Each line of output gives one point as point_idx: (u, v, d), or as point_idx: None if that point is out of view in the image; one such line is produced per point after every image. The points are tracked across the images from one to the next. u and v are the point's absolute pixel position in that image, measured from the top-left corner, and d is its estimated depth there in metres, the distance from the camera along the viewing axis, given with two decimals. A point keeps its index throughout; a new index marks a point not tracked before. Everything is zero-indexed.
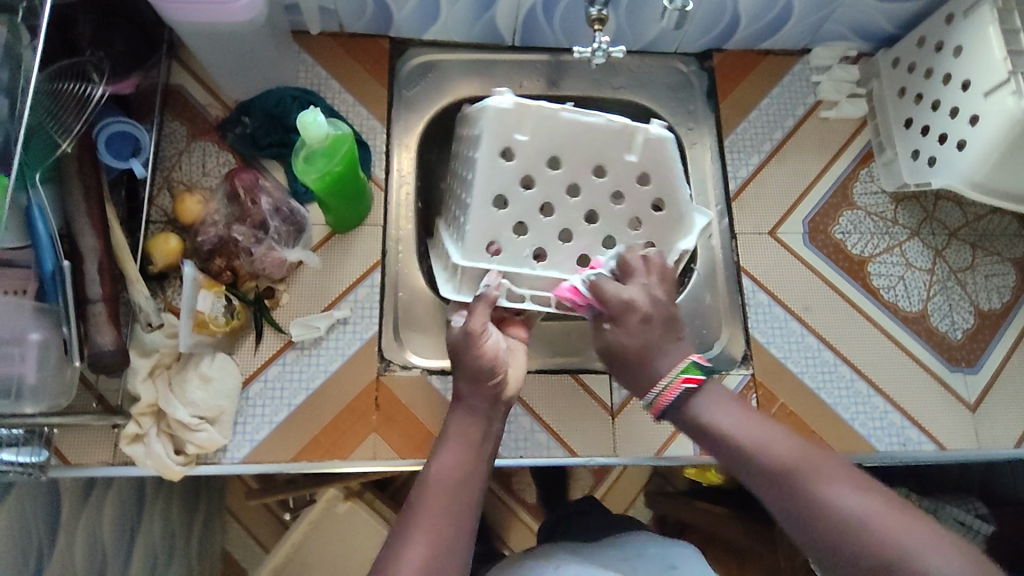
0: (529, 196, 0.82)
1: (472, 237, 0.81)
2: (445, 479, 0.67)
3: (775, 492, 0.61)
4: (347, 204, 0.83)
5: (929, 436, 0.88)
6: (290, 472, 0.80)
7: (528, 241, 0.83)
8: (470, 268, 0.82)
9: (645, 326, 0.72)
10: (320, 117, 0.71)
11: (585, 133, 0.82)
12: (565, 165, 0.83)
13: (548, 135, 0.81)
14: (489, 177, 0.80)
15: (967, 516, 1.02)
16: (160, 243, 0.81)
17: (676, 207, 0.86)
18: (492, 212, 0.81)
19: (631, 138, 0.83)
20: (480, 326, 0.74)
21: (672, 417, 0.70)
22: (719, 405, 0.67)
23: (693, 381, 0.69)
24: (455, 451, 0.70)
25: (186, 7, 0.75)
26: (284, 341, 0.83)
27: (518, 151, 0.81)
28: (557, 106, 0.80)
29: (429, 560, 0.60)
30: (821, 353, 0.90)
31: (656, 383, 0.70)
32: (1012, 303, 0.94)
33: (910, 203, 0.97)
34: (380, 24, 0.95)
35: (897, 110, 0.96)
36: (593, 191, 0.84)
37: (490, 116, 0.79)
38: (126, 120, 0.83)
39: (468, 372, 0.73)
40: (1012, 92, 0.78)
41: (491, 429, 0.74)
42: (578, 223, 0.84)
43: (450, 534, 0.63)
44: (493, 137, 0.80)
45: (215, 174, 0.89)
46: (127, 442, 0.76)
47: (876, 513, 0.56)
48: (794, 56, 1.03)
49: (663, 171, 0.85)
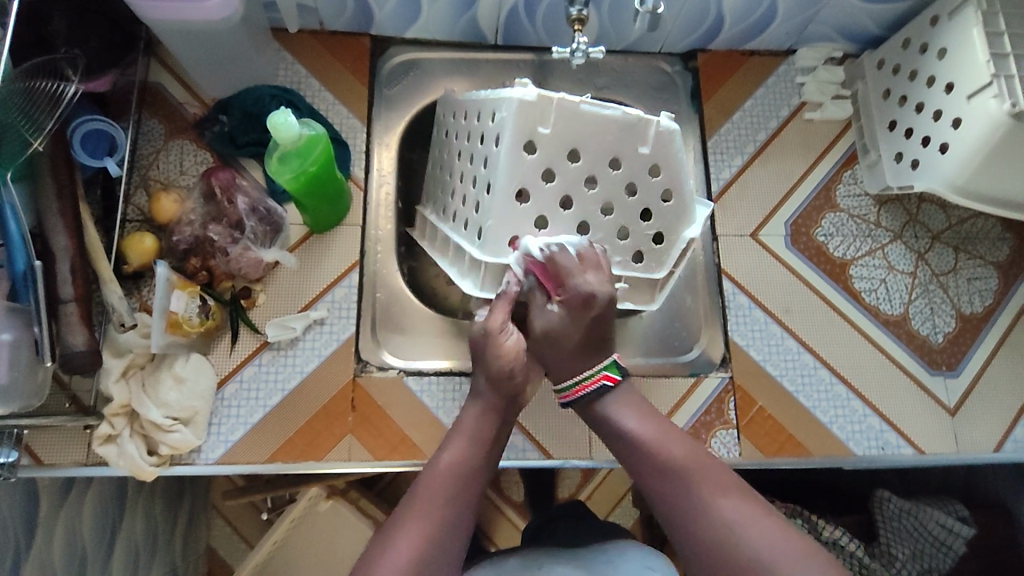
0: (549, 191, 0.76)
1: (491, 235, 0.76)
2: (449, 475, 0.67)
3: (661, 486, 0.68)
4: (325, 203, 0.82)
5: (908, 440, 0.88)
6: (265, 472, 0.80)
7: (546, 237, 0.78)
8: (492, 263, 0.78)
9: (593, 323, 0.76)
10: (292, 117, 0.70)
11: (605, 124, 0.75)
12: (584, 158, 0.76)
13: (568, 127, 0.74)
14: (508, 173, 0.74)
15: (950, 520, 1.01)
16: (134, 243, 0.81)
17: (684, 198, 0.81)
18: (512, 208, 0.76)
19: (645, 129, 0.76)
20: (500, 324, 0.74)
21: (579, 407, 0.77)
22: (625, 404, 0.74)
23: (612, 378, 0.75)
24: (462, 447, 0.69)
25: (159, 4, 0.75)
26: (260, 342, 0.83)
27: (539, 145, 0.74)
28: (577, 97, 0.73)
29: (422, 554, 0.60)
30: (801, 356, 0.90)
31: (578, 373, 0.76)
32: (994, 306, 0.94)
33: (893, 205, 0.97)
34: (360, 23, 0.94)
35: (881, 112, 0.95)
36: (609, 184, 0.78)
37: (512, 108, 0.72)
38: (101, 119, 0.82)
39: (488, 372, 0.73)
40: (994, 96, 0.77)
41: (500, 430, 0.73)
42: (595, 216, 0.79)
43: (447, 529, 0.63)
44: (514, 131, 0.73)
45: (192, 173, 0.89)
46: (100, 442, 0.76)
47: (747, 519, 0.63)
48: (779, 57, 1.02)
49: (674, 163, 0.78)
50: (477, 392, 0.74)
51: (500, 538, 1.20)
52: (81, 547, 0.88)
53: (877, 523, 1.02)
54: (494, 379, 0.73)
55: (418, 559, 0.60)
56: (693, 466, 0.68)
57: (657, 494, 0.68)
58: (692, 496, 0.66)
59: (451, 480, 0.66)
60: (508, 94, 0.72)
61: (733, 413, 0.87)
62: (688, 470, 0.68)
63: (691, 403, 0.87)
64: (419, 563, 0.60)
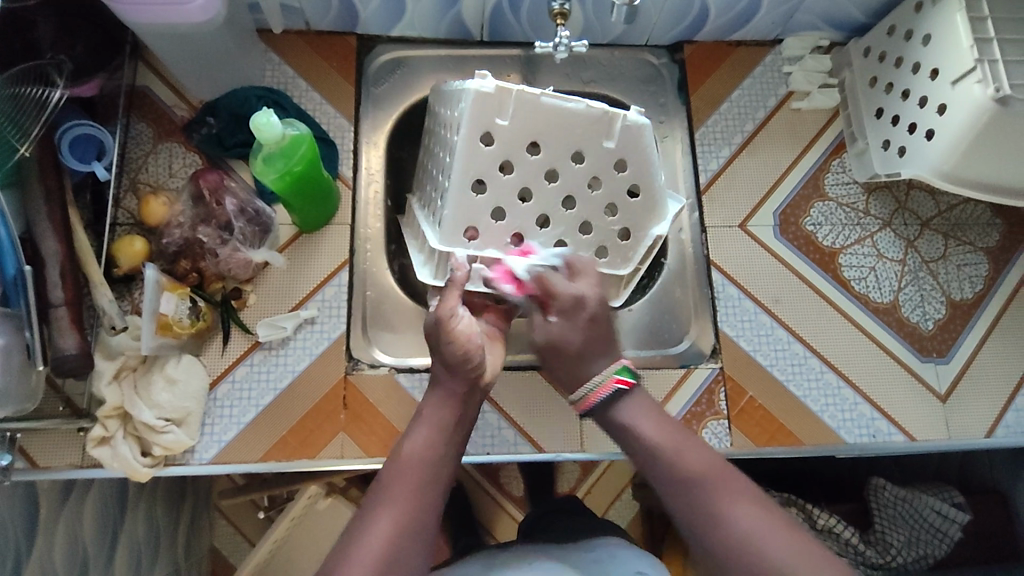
0: (507, 181, 0.79)
1: (449, 222, 0.80)
2: (415, 459, 0.66)
3: (679, 496, 0.63)
4: (312, 203, 0.83)
5: (899, 428, 0.88)
6: (258, 471, 0.80)
7: (504, 228, 0.81)
8: (447, 252, 0.81)
9: (591, 326, 0.72)
10: (274, 118, 0.71)
11: (566, 118, 0.77)
12: (545, 151, 0.79)
13: (527, 120, 0.77)
14: (465, 163, 0.77)
15: (947, 507, 1.01)
16: (125, 246, 0.82)
17: (652, 193, 0.83)
18: (470, 197, 0.79)
19: (610, 124, 0.78)
20: (451, 310, 0.70)
21: (596, 416, 0.71)
22: (640, 409, 0.69)
23: (625, 382, 0.69)
24: (428, 434, 0.68)
25: (141, 8, 0.75)
26: (251, 342, 0.84)
27: (498, 137, 0.77)
28: (538, 91, 0.76)
29: (391, 544, 0.60)
30: (791, 345, 0.90)
31: (583, 386, 0.71)
32: (985, 292, 0.94)
33: (882, 192, 0.97)
34: (346, 22, 0.94)
35: (868, 99, 0.95)
36: (571, 177, 0.81)
37: (471, 101, 0.74)
38: (89, 123, 0.83)
39: (446, 360, 0.70)
40: (978, 81, 0.77)
41: (464, 416, 0.72)
42: (557, 209, 0.82)
43: (416, 519, 0.63)
44: (472, 123, 0.76)
45: (181, 176, 0.89)
46: (94, 445, 0.76)
47: (770, 535, 0.59)
48: (766, 47, 1.02)
49: (640, 157, 0.81)
50: (439, 379, 0.72)
51: (501, 532, 1.20)
52: (83, 548, 0.88)
53: (872, 510, 1.02)
54: (453, 364, 0.69)
55: (388, 550, 0.60)
56: (708, 473, 0.63)
57: (673, 501, 0.64)
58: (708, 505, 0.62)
59: (419, 465, 0.65)
60: (468, 86, 0.75)
61: (723, 404, 0.88)
62: (702, 477, 0.63)
63: (681, 396, 0.88)
64: (390, 553, 0.60)
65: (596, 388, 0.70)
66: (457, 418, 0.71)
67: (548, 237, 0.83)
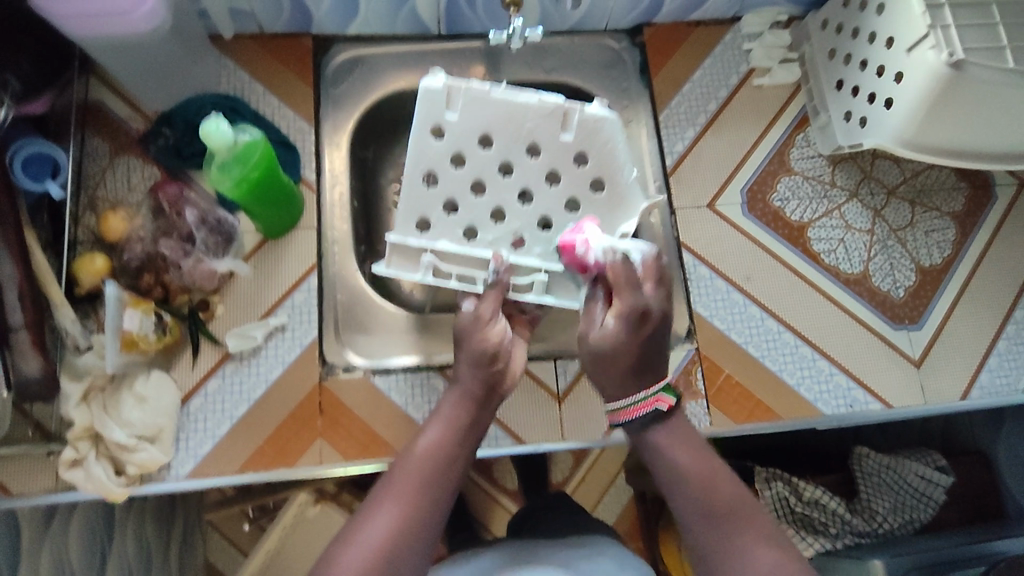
0: (459, 174, 0.80)
1: (400, 214, 0.80)
2: (427, 456, 0.67)
3: (708, 529, 0.65)
4: (274, 208, 0.81)
5: (875, 396, 0.89)
6: (237, 483, 0.80)
7: (458, 220, 0.81)
8: (401, 243, 0.81)
9: (648, 337, 0.70)
10: (224, 124, 0.69)
11: (517, 111, 0.78)
12: (498, 144, 0.80)
13: (476, 113, 0.78)
14: (417, 155, 0.78)
15: (929, 471, 1.02)
16: (85, 265, 0.80)
17: (616, 188, 0.82)
18: (421, 190, 0.80)
19: (566, 117, 0.78)
20: (490, 312, 0.74)
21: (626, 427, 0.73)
22: (675, 438, 0.70)
23: (667, 403, 0.71)
24: (440, 433, 0.69)
25: (83, 21, 0.73)
26: (221, 354, 0.83)
27: (448, 130, 0.78)
28: (488, 86, 0.76)
29: (394, 533, 0.60)
30: (764, 321, 0.90)
31: (633, 394, 0.72)
32: (953, 257, 0.95)
33: (846, 163, 0.97)
34: (300, 23, 0.93)
35: (828, 72, 0.95)
36: (527, 170, 0.81)
37: (419, 95, 0.75)
38: (42, 142, 0.81)
39: (469, 357, 0.72)
40: (932, 46, 0.77)
41: (481, 419, 0.72)
42: (512, 203, 0.81)
43: (424, 511, 0.63)
44: (422, 116, 0.77)
45: (140, 189, 0.87)
46: (66, 468, 0.75)
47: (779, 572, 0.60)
48: (725, 25, 1.01)
49: (601, 150, 0.80)
50: (455, 378, 0.73)
51: (497, 527, 1.19)
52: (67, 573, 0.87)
53: (857, 479, 1.03)
54: (475, 361, 0.72)
55: (390, 539, 0.60)
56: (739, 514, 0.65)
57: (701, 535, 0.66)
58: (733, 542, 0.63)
59: (428, 461, 0.66)
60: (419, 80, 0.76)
61: (700, 384, 0.88)
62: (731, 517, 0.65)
63: None
64: (392, 542, 0.59)
65: (640, 402, 0.71)
66: (470, 418, 0.71)
67: (504, 232, 0.82)
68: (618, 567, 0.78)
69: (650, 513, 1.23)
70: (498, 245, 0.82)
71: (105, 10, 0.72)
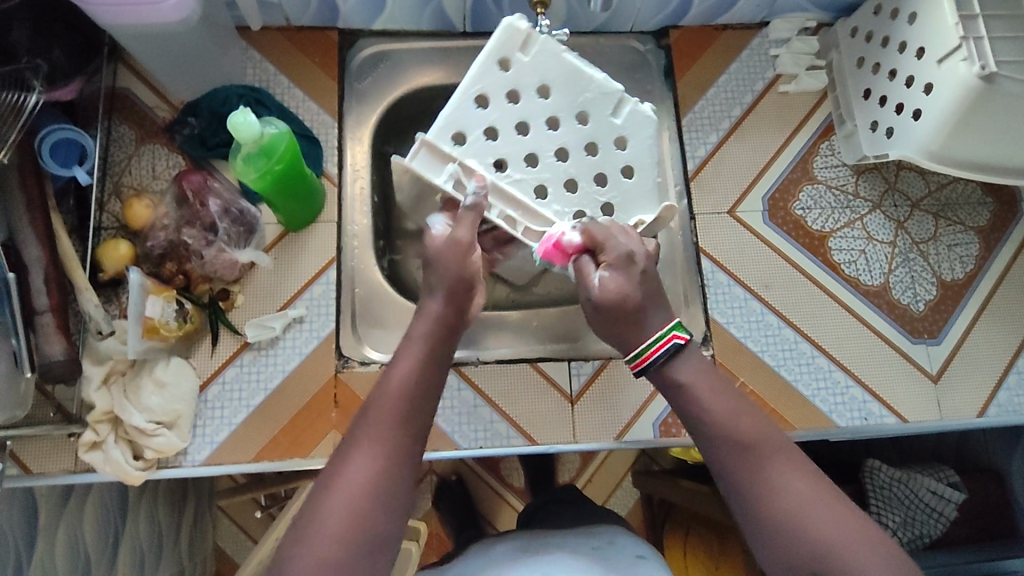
0: (510, 110, 0.79)
1: (441, 119, 0.77)
2: (398, 394, 0.61)
3: (739, 462, 0.59)
4: (293, 201, 0.81)
5: (890, 410, 0.88)
6: (252, 471, 0.81)
7: (494, 148, 0.78)
8: (436, 148, 0.76)
9: (645, 278, 0.67)
10: (251, 117, 0.70)
11: (581, 78, 0.80)
12: (554, 100, 0.80)
13: (545, 65, 0.80)
14: (478, 74, 0.77)
15: (940, 486, 1.01)
16: (109, 250, 0.81)
17: (645, 176, 0.82)
18: (470, 108, 0.78)
19: (618, 103, 0.82)
20: (468, 237, 0.69)
21: (652, 374, 0.66)
22: (699, 370, 0.65)
23: (683, 338, 0.65)
24: (410, 368, 0.63)
25: (113, 9, 0.73)
26: (241, 343, 0.84)
27: (514, 67, 0.79)
28: (563, 47, 0.80)
29: (371, 486, 0.56)
30: (782, 331, 0.90)
31: (642, 341, 0.65)
32: (975, 272, 0.94)
33: (871, 174, 0.96)
34: (326, 17, 0.93)
35: (855, 81, 0.94)
36: (572, 132, 0.81)
37: (500, 27, 0.78)
38: (69, 127, 0.82)
39: (445, 279, 0.67)
40: (964, 58, 0.76)
41: (449, 350, 0.67)
42: (548, 155, 0.80)
43: (397, 457, 0.58)
44: (493, 48, 0.78)
45: (165, 177, 0.88)
46: (85, 449, 0.77)
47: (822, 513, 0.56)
48: (752, 30, 1.00)
49: (641, 141, 0.82)
50: (423, 309, 0.68)
51: (502, 523, 1.20)
52: (85, 551, 0.89)
53: (867, 491, 1.03)
54: (449, 284, 0.67)
55: (364, 492, 0.55)
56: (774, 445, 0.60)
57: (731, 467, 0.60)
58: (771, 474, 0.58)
59: (399, 402, 0.60)
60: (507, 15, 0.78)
61: None
62: (764, 448, 0.60)
63: None
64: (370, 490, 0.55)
65: (654, 345, 0.65)
66: (439, 351, 0.66)
67: (531, 176, 0.80)
68: (632, 558, 0.78)
69: (656, 515, 1.24)
70: (522, 185, 0.79)
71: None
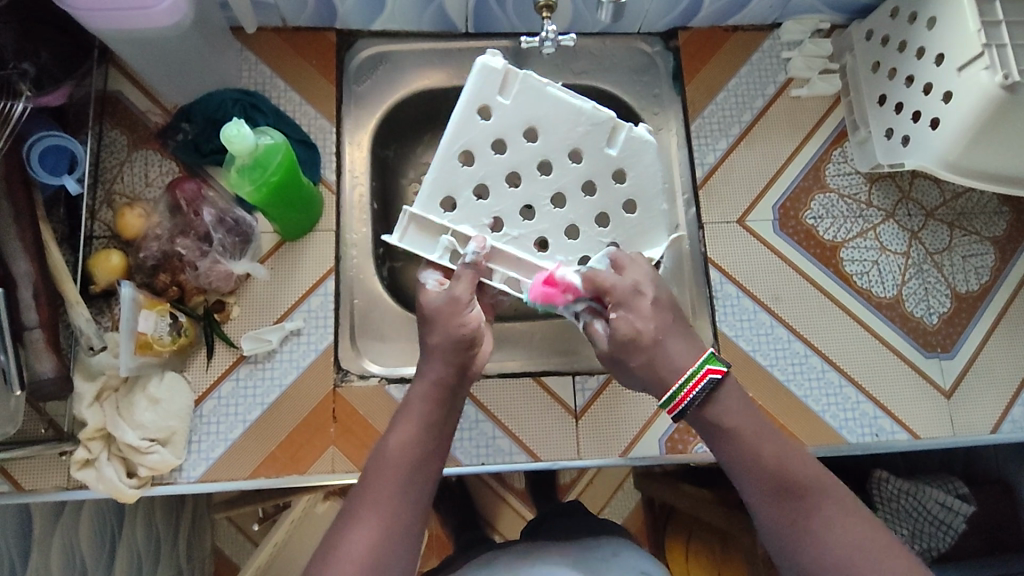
0: (497, 160, 0.79)
1: (428, 187, 0.78)
2: (399, 456, 0.62)
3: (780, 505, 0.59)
4: (291, 212, 0.79)
5: (902, 425, 0.86)
6: (249, 488, 0.79)
7: (485, 206, 0.79)
8: (425, 218, 0.78)
9: (657, 309, 0.65)
10: (245, 129, 0.67)
11: (569, 113, 0.79)
12: (542, 138, 0.79)
13: (528, 104, 0.78)
14: (458, 130, 0.77)
15: (950, 499, 1.00)
16: (101, 261, 0.79)
17: (648, 211, 0.82)
18: (456, 166, 0.78)
19: (612, 132, 0.80)
20: (466, 295, 0.69)
21: (690, 418, 0.64)
22: (735, 402, 0.63)
23: (720, 373, 0.63)
24: (412, 427, 0.64)
25: (103, 14, 0.71)
26: (236, 356, 0.81)
27: (495, 112, 0.78)
28: (545, 80, 0.78)
29: (375, 553, 0.57)
30: (791, 344, 0.88)
31: (674, 381, 0.63)
32: (991, 283, 0.91)
33: (885, 182, 0.93)
34: (325, 17, 0.90)
35: (870, 86, 0.91)
36: (566, 173, 0.81)
37: (476, 71, 0.76)
38: (59, 133, 0.78)
39: (446, 338, 0.66)
40: (985, 67, 0.73)
41: (454, 406, 0.67)
42: (543, 201, 0.81)
43: (399, 522, 0.59)
44: (473, 95, 0.77)
45: (158, 184, 0.85)
46: (77, 467, 0.75)
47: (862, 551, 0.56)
48: (764, 32, 0.97)
49: (641, 170, 0.81)
50: (425, 364, 0.67)
51: (504, 527, 1.15)
52: None
53: (876, 503, 1.02)
54: (450, 343, 0.66)
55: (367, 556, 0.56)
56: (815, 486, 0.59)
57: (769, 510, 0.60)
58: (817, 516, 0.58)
59: (400, 463, 0.61)
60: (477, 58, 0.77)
61: None
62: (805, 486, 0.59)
63: None
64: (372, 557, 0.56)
65: (688, 383, 0.63)
66: (441, 408, 0.66)
67: (529, 230, 0.81)
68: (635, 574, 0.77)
69: (657, 517, 1.20)
70: (521, 242, 0.80)
71: (126, 5, 0.70)
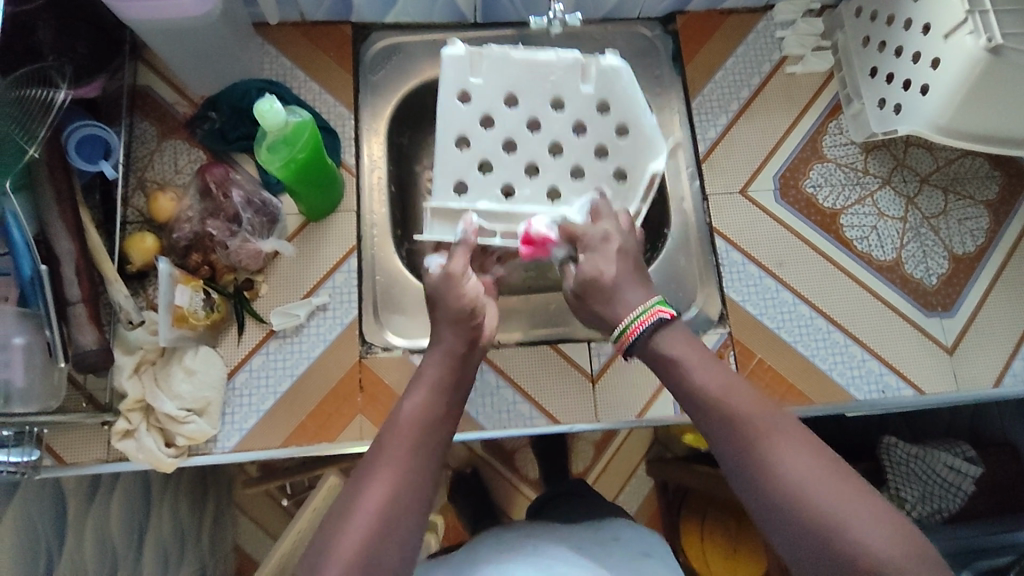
0: (490, 136, 0.84)
1: (439, 177, 0.84)
2: (418, 419, 0.65)
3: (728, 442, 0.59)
4: (315, 191, 0.83)
5: (907, 381, 0.90)
6: (281, 456, 0.82)
7: (495, 179, 0.85)
8: (442, 208, 0.85)
9: (619, 259, 0.71)
10: (277, 104, 0.71)
11: (539, 70, 0.83)
12: (523, 103, 0.84)
13: (500, 74, 0.83)
14: (448, 119, 0.83)
15: (956, 461, 1.02)
16: (135, 243, 0.83)
17: (642, 133, 0.85)
18: (460, 154, 0.84)
19: (584, 70, 0.83)
20: (462, 268, 0.73)
21: (638, 351, 0.68)
22: (684, 342, 0.66)
23: (668, 314, 0.67)
24: (427, 396, 0.67)
25: (139, 5, 0.75)
26: (266, 332, 0.85)
27: (474, 95, 0.83)
28: (508, 47, 0.81)
29: (385, 512, 0.58)
30: (797, 307, 0.91)
31: (627, 316, 0.67)
32: (986, 245, 0.95)
33: (880, 151, 0.98)
34: (340, 11, 0.95)
35: (862, 59, 0.95)
36: (555, 124, 0.85)
37: (444, 62, 0.81)
38: (94, 123, 0.83)
39: (451, 316, 0.71)
40: (969, 32, 0.77)
41: (465, 378, 0.71)
42: (544, 156, 0.85)
43: (413, 487, 0.60)
44: (449, 81, 0.82)
45: (187, 172, 0.90)
46: (118, 438, 0.78)
47: (818, 479, 0.54)
48: (757, 13, 1.02)
49: (622, 98, 0.84)
50: (438, 337, 0.72)
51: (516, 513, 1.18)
52: (111, 547, 0.89)
53: (885, 468, 1.03)
54: (458, 322, 0.71)
55: (380, 516, 0.57)
56: (768, 417, 0.59)
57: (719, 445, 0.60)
58: (757, 446, 0.57)
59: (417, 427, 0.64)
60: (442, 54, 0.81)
61: (733, 367, 0.89)
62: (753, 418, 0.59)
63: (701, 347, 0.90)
64: (383, 518, 0.57)
65: (638, 319, 0.66)
66: (457, 377, 0.70)
67: (539, 187, 0.86)
68: (637, 553, 0.79)
69: (671, 502, 1.21)
70: (536, 199, 0.86)
71: None
